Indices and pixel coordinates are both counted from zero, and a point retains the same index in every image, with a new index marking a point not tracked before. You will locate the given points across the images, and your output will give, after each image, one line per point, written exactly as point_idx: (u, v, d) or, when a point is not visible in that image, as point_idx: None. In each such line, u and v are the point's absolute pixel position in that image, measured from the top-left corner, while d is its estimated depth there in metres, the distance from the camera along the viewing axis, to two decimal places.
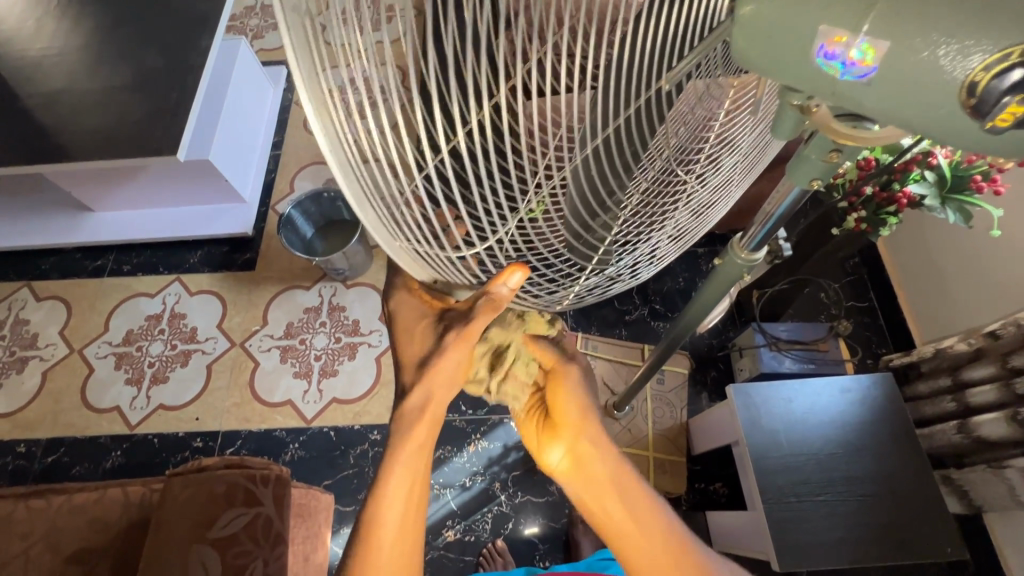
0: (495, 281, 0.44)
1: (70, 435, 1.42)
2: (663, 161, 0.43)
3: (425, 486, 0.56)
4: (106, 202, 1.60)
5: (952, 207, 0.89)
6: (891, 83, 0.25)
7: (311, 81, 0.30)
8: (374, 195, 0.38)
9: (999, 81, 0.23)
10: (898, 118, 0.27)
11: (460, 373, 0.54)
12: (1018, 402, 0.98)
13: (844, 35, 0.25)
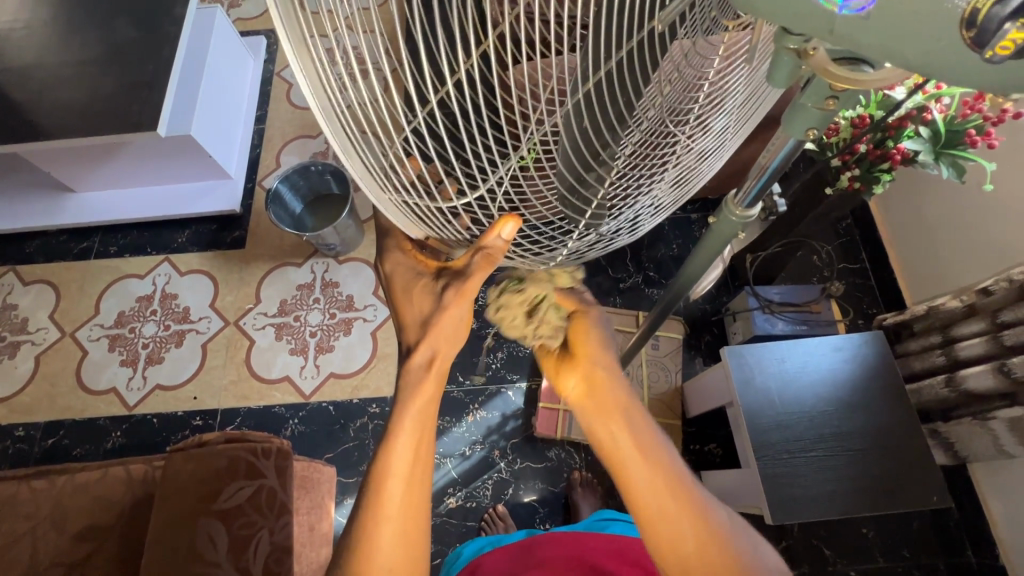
0: (489, 233, 0.43)
1: (68, 417, 1.42)
2: (659, 111, 0.42)
3: (433, 439, 0.58)
4: (87, 183, 1.56)
5: (945, 162, 0.88)
6: (894, 8, 0.25)
7: (288, 17, 0.29)
8: (361, 142, 0.37)
9: (1001, 6, 0.23)
10: (900, 54, 0.27)
11: (463, 328, 0.56)
12: (1005, 353, 1.01)
13: None
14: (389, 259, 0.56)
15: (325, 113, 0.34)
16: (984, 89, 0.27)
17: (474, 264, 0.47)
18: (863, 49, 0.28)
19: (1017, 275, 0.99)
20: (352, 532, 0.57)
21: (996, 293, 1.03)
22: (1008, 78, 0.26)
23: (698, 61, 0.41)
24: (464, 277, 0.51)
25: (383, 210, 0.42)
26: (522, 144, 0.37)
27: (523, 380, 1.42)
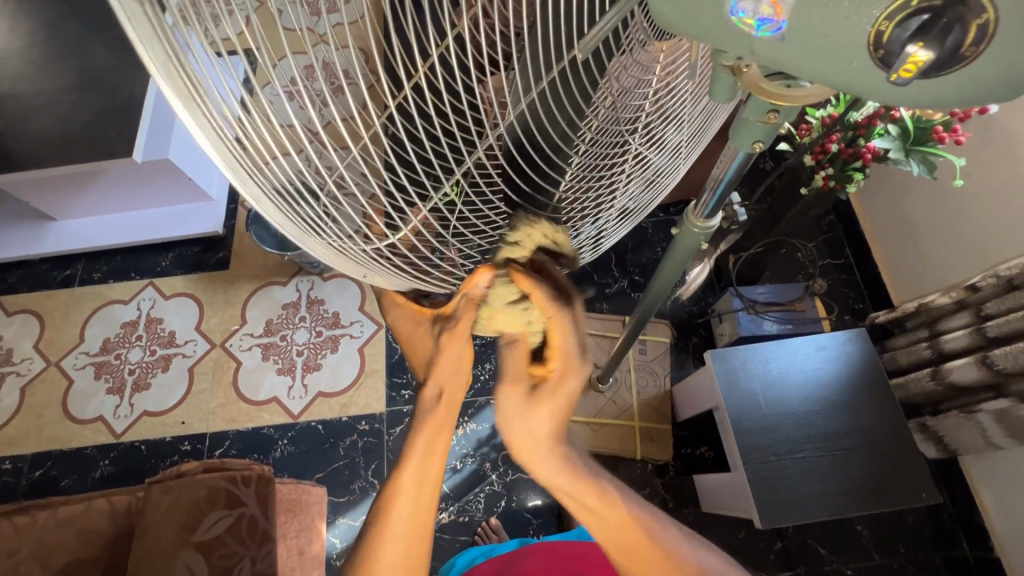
0: (467, 284, 0.43)
1: (56, 448, 1.41)
2: (600, 124, 0.43)
3: (442, 475, 0.54)
4: (67, 211, 1.55)
5: (917, 159, 0.88)
6: (801, 32, 0.24)
7: (170, 73, 0.28)
8: (283, 193, 0.36)
9: (901, 29, 0.23)
10: (814, 71, 0.27)
11: (467, 363, 0.54)
12: (988, 345, 1.01)
13: None
14: (388, 310, 0.55)
15: (229, 164, 0.32)
16: (899, 105, 0.27)
17: (460, 311, 0.47)
18: (783, 67, 0.28)
19: (1003, 270, 0.98)
20: (354, 563, 0.53)
21: (983, 288, 1.02)
22: (914, 94, 0.26)
23: (641, 68, 0.42)
24: (453, 320, 0.51)
25: (316, 257, 0.39)
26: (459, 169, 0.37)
27: None
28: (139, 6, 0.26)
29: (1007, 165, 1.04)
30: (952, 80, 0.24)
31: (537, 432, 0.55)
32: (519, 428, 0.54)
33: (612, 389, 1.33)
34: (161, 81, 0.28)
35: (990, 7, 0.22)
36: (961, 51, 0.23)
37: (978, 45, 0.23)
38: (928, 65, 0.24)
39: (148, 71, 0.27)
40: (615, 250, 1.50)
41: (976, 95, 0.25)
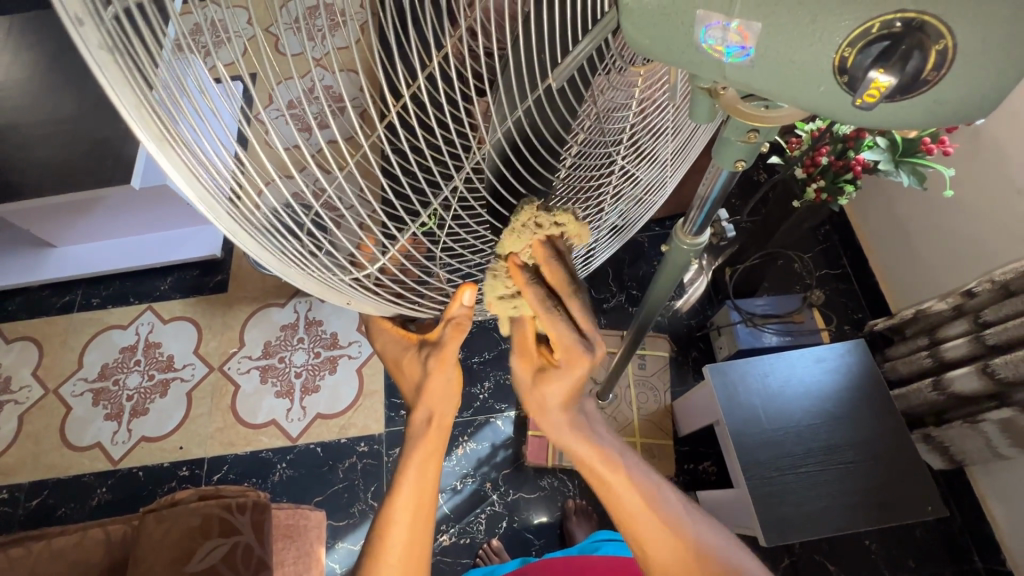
0: (452, 302, 0.47)
1: (53, 476, 1.40)
2: (581, 145, 0.44)
3: (434, 500, 0.54)
4: (66, 237, 1.56)
5: (906, 169, 0.88)
6: (768, 58, 0.25)
7: (144, 116, 0.28)
8: (264, 225, 0.36)
9: (864, 55, 0.24)
10: (782, 95, 0.27)
11: (455, 386, 0.54)
12: (988, 353, 1.00)
13: (721, 19, 0.25)
14: (377, 335, 0.56)
15: (208, 203, 0.32)
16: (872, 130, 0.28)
17: (445, 333, 0.50)
18: (755, 92, 0.28)
19: (998, 275, 0.98)
20: None
21: (980, 294, 1.02)
22: (880, 116, 0.26)
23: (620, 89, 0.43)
24: (439, 345, 0.51)
25: (302, 288, 0.40)
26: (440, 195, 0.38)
27: (511, 409, 1.40)
28: (111, 57, 0.27)
29: (999, 172, 1.05)
30: (915, 102, 0.25)
31: (552, 406, 0.55)
32: (532, 400, 0.56)
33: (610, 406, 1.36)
34: (137, 128, 0.28)
35: (947, 34, 0.23)
36: (922, 76, 0.24)
37: (938, 71, 0.24)
38: (891, 90, 0.25)
39: (124, 120, 0.28)
40: (612, 265, 1.50)
41: (946, 116, 0.26)
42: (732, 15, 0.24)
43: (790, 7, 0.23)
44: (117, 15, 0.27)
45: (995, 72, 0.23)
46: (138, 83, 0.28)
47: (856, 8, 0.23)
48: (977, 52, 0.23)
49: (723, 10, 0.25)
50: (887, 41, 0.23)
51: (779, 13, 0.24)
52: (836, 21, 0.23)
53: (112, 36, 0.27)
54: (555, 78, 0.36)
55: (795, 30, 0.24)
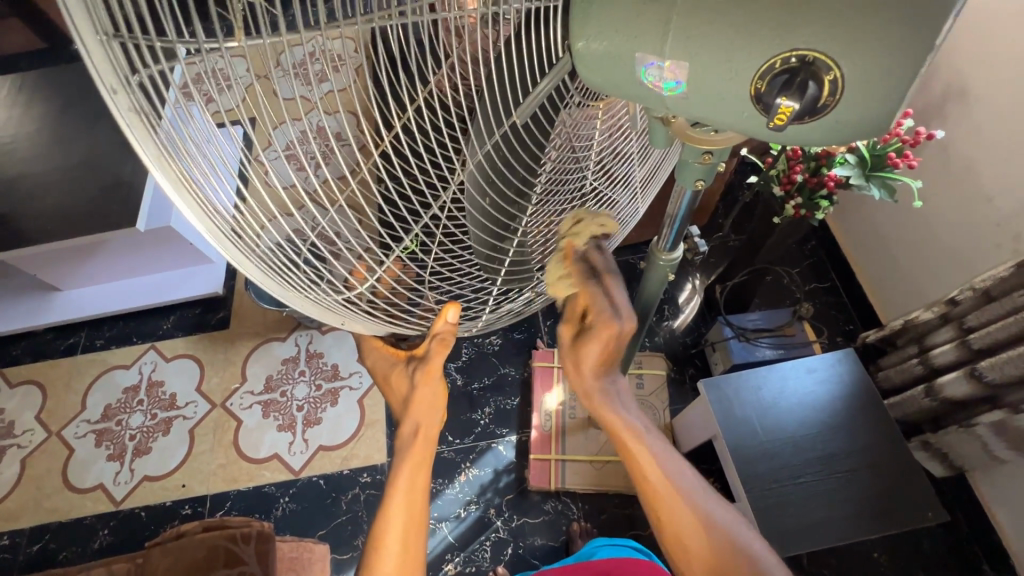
0: (437, 320, 0.50)
1: (54, 520, 1.39)
2: (552, 171, 0.49)
3: (424, 512, 0.56)
4: (71, 281, 1.59)
5: (876, 183, 0.93)
6: (697, 88, 0.33)
7: (164, 163, 0.31)
8: (264, 254, 0.39)
9: (769, 88, 0.31)
10: (715, 120, 0.35)
11: (440, 398, 0.57)
12: (975, 358, 1.02)
13: (659, 62, 0.33)
14: (368, 354, 0.59)
15: (216, 234, 0.35)
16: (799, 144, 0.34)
17: (431, 348, 0.53)
18: (697, 119, 0.36)
19: (979, 282, 1.02)
20: None
21: (963, 301, 1.05)
22: (796, 132, 0.33)
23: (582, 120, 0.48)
24: (426, 358, 0.54)
25: (305, 313, 0.42)
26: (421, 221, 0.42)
27: (513, 433, 1.41)
28: (138, 118, 0.30)
29: (969, 184, 1.10)
30: (824, 122, 0.32)
31: (586, 367, 0.61)
32: (568, 361, 0.62)
33: None
34: (158, 173, 0.31)
35: (835, 66, 0.29)
36: (821, 100, 0.30)
37: (833, 96, 0.30)
38: (796, 113, 0.31)
39: (146, 166, 0.31)
40: None
41: (849, 132, 0.32)
42: (664, 57, 0.32)
43: (708, 50, 0.31)
44: (142, 79, 0.31)
45: (881, 96, 0.29)
46: (156, 136, 0.32)
47: (762, 49, 0.30)
48: (860, 81, 0.29)
49: (658, 54, 0.32)
50: (786, 72, 0.29)
51: (703, 55, 0.30)
52: (748, 59, 0.30)
53: (138, 95, 0.30)
54: (519, 116, 0.41)
55: (716, 66, 0.31)
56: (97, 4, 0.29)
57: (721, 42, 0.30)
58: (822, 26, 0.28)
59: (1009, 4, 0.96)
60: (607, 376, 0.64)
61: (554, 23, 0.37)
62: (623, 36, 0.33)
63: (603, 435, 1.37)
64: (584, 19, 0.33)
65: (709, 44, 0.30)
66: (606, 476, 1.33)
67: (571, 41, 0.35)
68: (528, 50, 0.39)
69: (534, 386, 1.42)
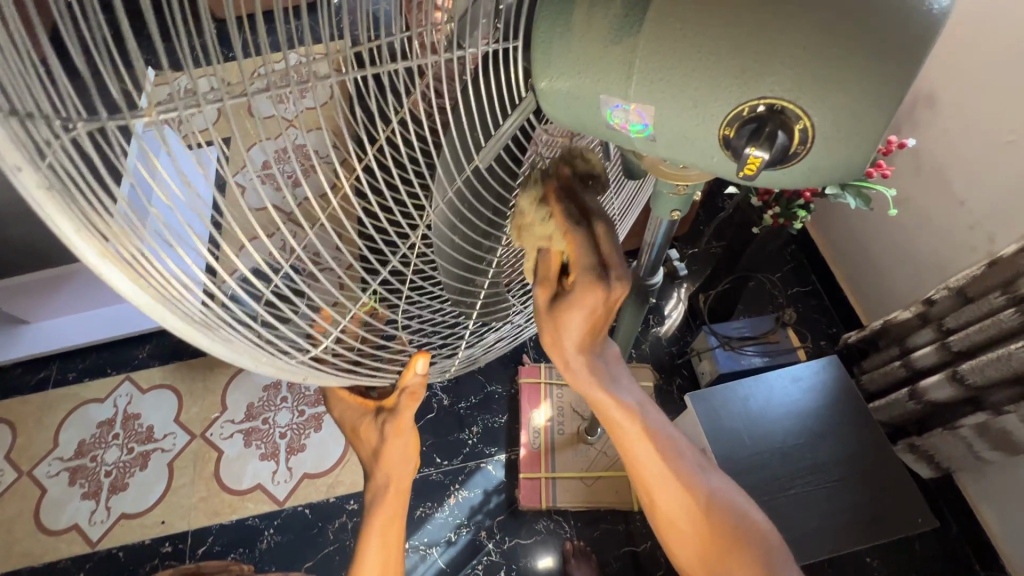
0: (405, 372, 0.49)
1: (27, 565, 1.34)
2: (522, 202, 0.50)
3: (400, 549, 0.60)
4: (39, 313, 1.51)
5: (851, 192, 0.93)
6: (663, 131, 0.34)
7: (87, 237, 0.31)
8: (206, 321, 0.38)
9: (734, 132, 0.32)
10: (686, 159, 0.36)
11: (412, 449, 0.56)
12: (955, 359, 1.03)
13: (623, 104, 0.34)
14: (334, 404, 0.57)
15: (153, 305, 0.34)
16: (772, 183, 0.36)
17: (400, 402, 0.52)
18: (666, 157, 0.37)
19: (953, 283, 1.03)
20: None
21: (940, 303, 1.06)
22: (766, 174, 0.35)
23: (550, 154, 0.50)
24: (394, 413, 0.52)
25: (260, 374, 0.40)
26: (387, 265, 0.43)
27: (501, 452, 1.39)
28: (47, 192, 0.30)
29: (942, 186, 1.11)
30: (796, 166, 0.34)
31: (571, 335, 0.48)
32: (548, 326, 0.49)
33: (601, 440, 1.35)
34: (78, 247, 0.30)
35: (804, 117, 0.30)
36: (791, 150, 0.32)
37: (803, 145, 0.32)
38: (765, 162, 0.32)
39: (64, 243, 0.30)
40: None
41: (821, 173, 0.34)
42: (628, 100, 0.33)
43: (670, 96, 0.32)
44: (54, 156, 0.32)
45: (850, 145, 0.31)
46: (77, 212, 0.31)
47: (725, 96, 0.31)
48: (830, 131, 0.31)
49: (621, 95, 0.33)
50: (755, 120, 0.31)
51: (664, 100, 0.32)
52: (711, 108, 0.31)
53: (47, 172, 0.31)
54: (482, 158, 0.42)
55: (679, 111, 0.32)
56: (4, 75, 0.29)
57: (680, 89, 0.31)
58: (786, 75, 0.29)
59: (978, 11, 0.97)
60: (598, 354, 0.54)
61: (515, 60, 0.39)
62: (590, 81, 0.34)
63: (593, 450, 1.35)
64: (546, 61, 0.35)
65: (670, 91, 0.32)
66: (598, 492, 1.32)
67: (534, 80, 0.36)
68: (489, 92, 0.40)
69: (521, 403, 1.39)
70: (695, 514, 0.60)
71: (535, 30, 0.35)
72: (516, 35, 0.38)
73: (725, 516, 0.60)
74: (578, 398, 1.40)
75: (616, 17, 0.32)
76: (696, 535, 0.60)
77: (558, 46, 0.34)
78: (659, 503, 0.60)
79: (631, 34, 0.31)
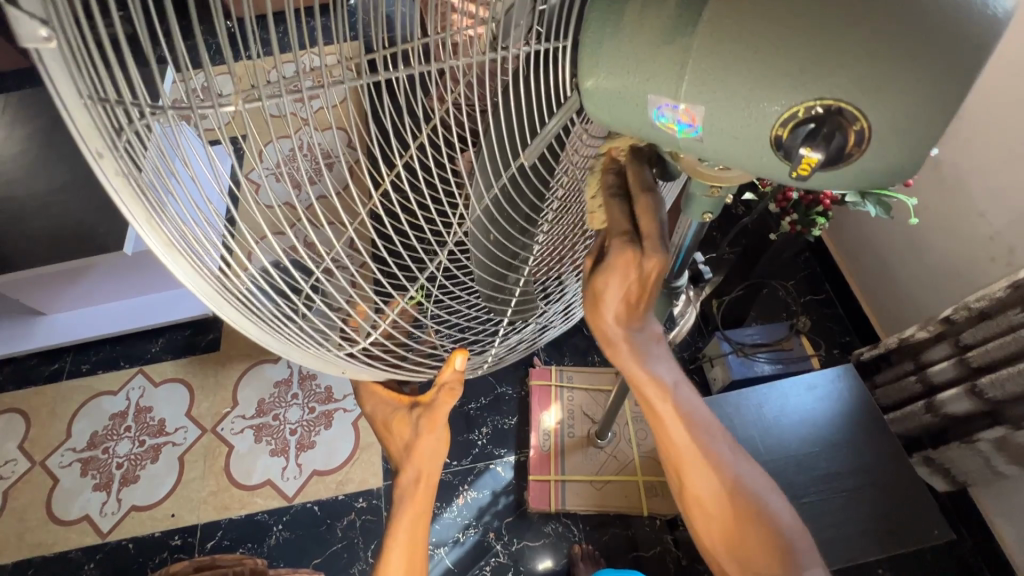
0: (444, 369, 0.51)
1: (38, 554, 1.35)
2: (560, 201, 0.51)
3: (424, 553, 0.60)
4: (56, 305, 1.53)
5: (872, 201, 0.93)
6: (713, 131, 0.34)
7: (152, 225, 0.33)
8: (265, 309, 0.41)
9: (794, 134, 0.32)
10: (730, 160, 0.37)
11: (444, 445, 0.57)
12: (974, 374, 1.02)
13: (671, 101, 0.34)
14: (366, 398, 0.58)
15: (208, 292, 0.36)
16: (832, 186, 0.36)
17: (437, 397, 0.54)
18: (706, 156, 0.38)
19: (974, 303, 1.01)
20: None
21: (957, 320, 1.05)
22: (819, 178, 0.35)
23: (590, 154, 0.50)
24: (431, 406, 0.54)
25: (304, 364, 0.44)
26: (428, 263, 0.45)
27: (511, 454, 1.39)
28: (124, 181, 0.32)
29: (963, 199, 1.10)
30: (845, 168, 0.34)
31: (607, 307, 0.48)
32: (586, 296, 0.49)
33: (611, 444, 1.35)
34: (147, 236, 0.33)
35: (860, 118, 0.31)
36: (847, 150, 0.32)
37: (858, 146, 0.32)
38: (820, 163, 0.33)
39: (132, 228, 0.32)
40: None
41: (873, 176, 0.34)
42: (679, 100, 0.34)
43: (723, 97, 0.32)
44: (131, 135, 0.33)
45: (902, 148, 0.32)
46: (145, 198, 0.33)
47: (784, 97, 0.31)
48: (887, 135, 0.31)
49: (672, 95, 0.34)
50: (811, 122, 0.31)
51: (715, 101, 0.33)
52: (767, 106, 0.32)
53: (123, 156, 0.32)
54: (528, 156, 0.43)
55: (731, 112, 0.33)
56: (83, 60, 0.30)
57: (735, 87, 0.32)
58: (842, 75, 0.30)
59: (1006, 23, 0.96)
60: (635, 326, 0.51)
61: (563, 62, 0.39)
62: (638, 79, 0.35)
63: (603, 454, 1.35)
64: (595, 59, 0.36)
65: (727, 94, 0.32)
66: (607, 496, 1.31)
67: (580, 80, 0.37)
68: (531, 94, 0.41)
69: (532, 405, 1.40)
70: (729, 507, 0.57)
71: (584, 30, 0.36)
72: (563, 36, 0.39)
73: (753, 504, 0.57)
74: (588, 402, 1.40)
75: (669, 17, 0.33)
76: (719, 521, 0.57)
77: (608, 42, 0.35)
78: (688, 480, 0.57)
79: (685, 35, 0.32)
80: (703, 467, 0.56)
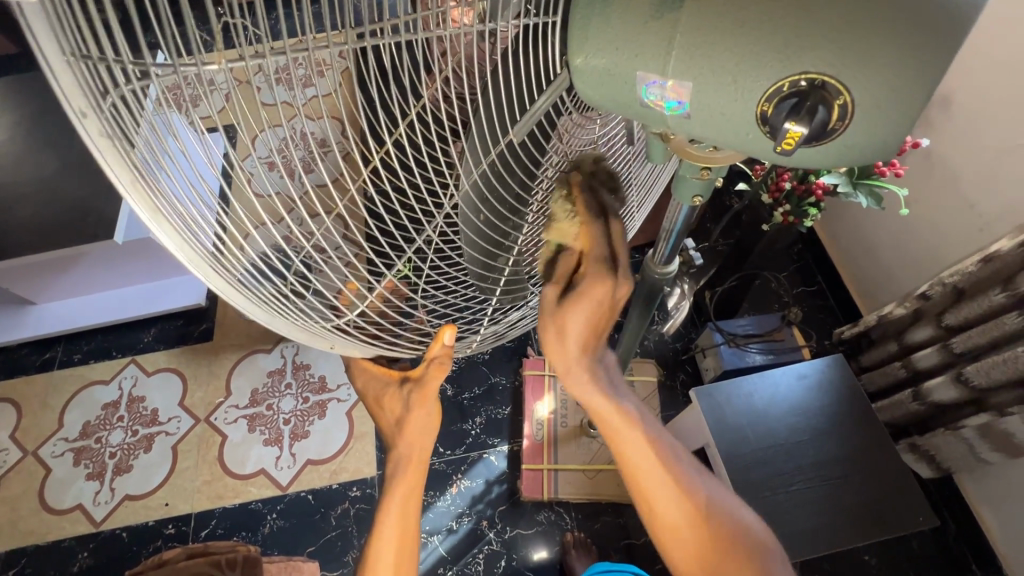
0: (433, 344, 0.51)
1: (31, 543, 1.35)
2: (550, 180, 0.52)
3: (416, 529, 0.61)
4: (47, 294, 1.52)
5: (863, 191, 0.93)
6: (699, 107, 0.34)
7: (139, 191, 0.32)
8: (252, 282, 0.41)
9: (777, 109, 0.33)
10: (718, 138, 0.37)
11: (434, 420, 0.57)
12: (958, 360, 1.03)
13: (658, 77, 0.34)
14: (358, 376, 0.58)
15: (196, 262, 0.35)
16: (816, 163, 0.36)
17: (428, 371, 0.54)
18: (694, 135, 0.38)
19: (947, 278, 1.04)
20: None
21: (933, 297, 1.07)
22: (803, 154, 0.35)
23: (579, 133, 0.51)
24: (421, 380, 0.55)
25: (292, 338, 0.43)
26: (417, 238, 0.45)
27: (504, 443, 1.40)
28: (111, 146, 0.31)
29: (952, 188, 1.11)
30: (830, 144, 0.34)
31: (573, 337, 0.50)
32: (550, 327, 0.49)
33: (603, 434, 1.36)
34: (134, 203, 0.32)
35: (844, 93, 0.31)
36: (831, 125, 0.32)
37: (841, 121, 0.32)
38: (804, 137, 0.33)
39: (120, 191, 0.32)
40: None
41: (857, 153, 0.35)
42: (666, 77, 0.34)
43: (709, 73, 0.33)
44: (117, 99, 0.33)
45: (888, 123, 0.32)
46: (133, 165, 0.33)
47: (770, 72, 0.32)
48: (870, 110, 0.31)
49: (659, 72, 0.34)
50: (795, 96, 0.32)
51: (702, 76, 0.33)
52: (754, 82, 0.32)
53: (109, 120, 0.31)
54: (517, 132, 0.44)
55: (717, 88, 0.33)
56: (61, 22, 0.30)
57: (722, 59, 0.32)
58: (828, 50, 0.30)
59: (997, 12, 0.96)
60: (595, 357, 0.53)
61: (552, 39, 0.39)
62: (627, 55, 0.35)
63: (596, 443, 1.36)
64: (583, 37, 0.36)
65: (712, 68, 0.32)
66: (599, 485, 1.33)
67: (569, 57, 0.37)
68: (522, 74, 0.42)
69: (525, 395, 1.40)
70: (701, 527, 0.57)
71: (572, 12, 0.36)
72: (553, 13, 0.39)
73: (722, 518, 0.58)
74: None
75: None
76: (695, 544, 0.57)
77: (598, 18, 0.35)
78: (660, 506, 0.57)
79: (672, 10, 0.32)
80: (672, 489, 0.57)
